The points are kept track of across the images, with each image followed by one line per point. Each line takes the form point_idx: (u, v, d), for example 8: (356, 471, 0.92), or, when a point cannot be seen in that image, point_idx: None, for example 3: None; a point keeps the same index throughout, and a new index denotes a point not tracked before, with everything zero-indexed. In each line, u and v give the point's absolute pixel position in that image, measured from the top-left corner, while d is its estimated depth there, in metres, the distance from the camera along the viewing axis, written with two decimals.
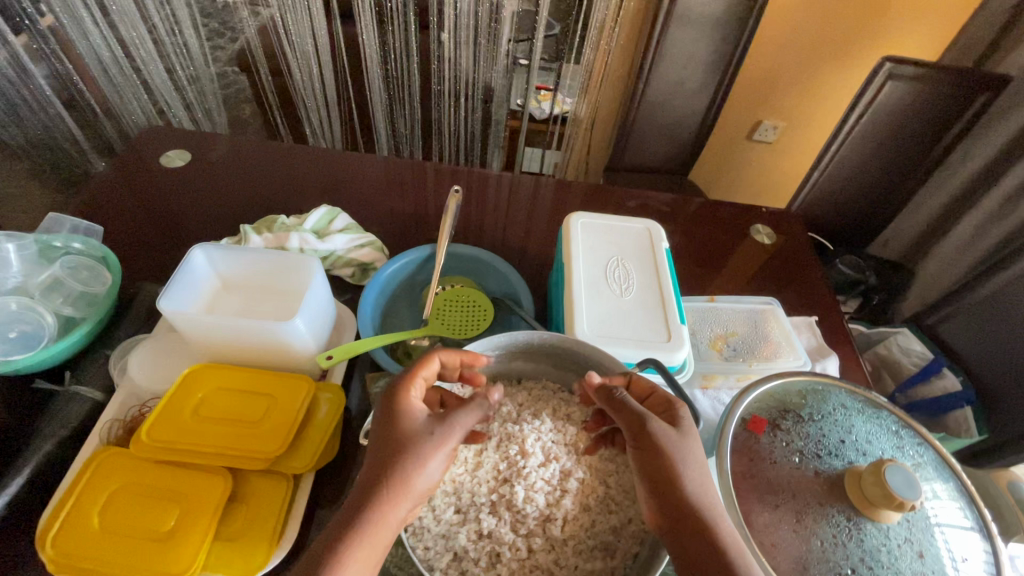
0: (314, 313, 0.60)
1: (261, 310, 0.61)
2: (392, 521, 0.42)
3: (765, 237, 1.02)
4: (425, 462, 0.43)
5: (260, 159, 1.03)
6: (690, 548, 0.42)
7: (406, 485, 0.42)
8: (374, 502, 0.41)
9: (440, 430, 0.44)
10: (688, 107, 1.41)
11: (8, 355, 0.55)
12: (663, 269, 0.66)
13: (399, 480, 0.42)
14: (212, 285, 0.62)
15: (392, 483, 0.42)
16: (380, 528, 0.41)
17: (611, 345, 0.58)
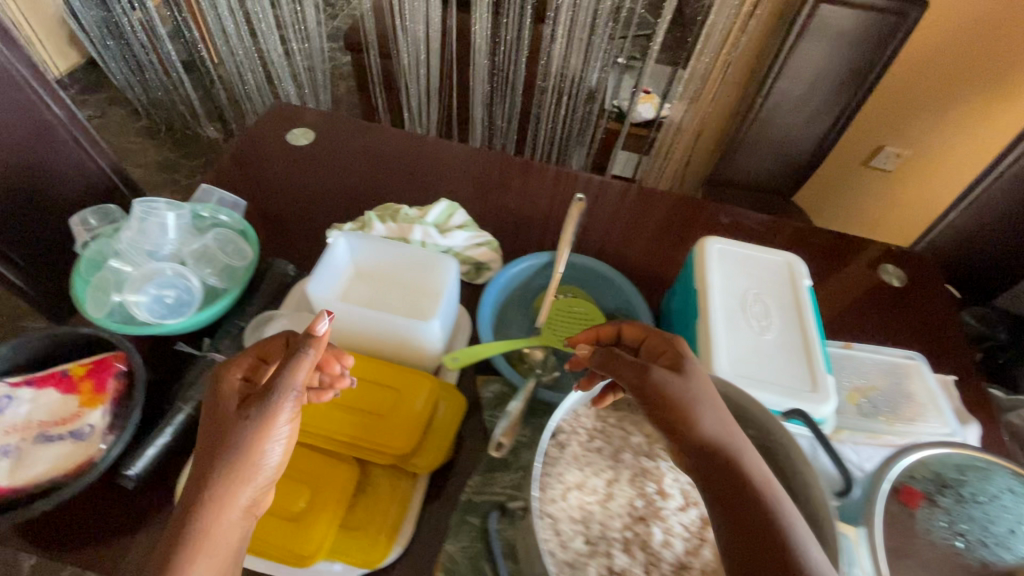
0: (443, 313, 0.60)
1: (391, 303, 0.61)
2: (236, 501, 0.42)
3: (893, 277, 0.91)
4: (248, 446, 0.43)
5: (375, 139, 1.03)
6: (722, 488, 0.40)
7: (227, 467, 0.42)
8: (210, 479, 0.41)
9: (251, 415, 0.43)
10: (807, 130, 1.32)
11: (163, 320, 0.59)
12: (807, 310, 0.62)
13: (226, 460, 0.42)
14: (347, 272, 0.63)
15: (220, 464, 0.41)
16: (226, 508, 0.41)
17: (752, 388, 0.54)
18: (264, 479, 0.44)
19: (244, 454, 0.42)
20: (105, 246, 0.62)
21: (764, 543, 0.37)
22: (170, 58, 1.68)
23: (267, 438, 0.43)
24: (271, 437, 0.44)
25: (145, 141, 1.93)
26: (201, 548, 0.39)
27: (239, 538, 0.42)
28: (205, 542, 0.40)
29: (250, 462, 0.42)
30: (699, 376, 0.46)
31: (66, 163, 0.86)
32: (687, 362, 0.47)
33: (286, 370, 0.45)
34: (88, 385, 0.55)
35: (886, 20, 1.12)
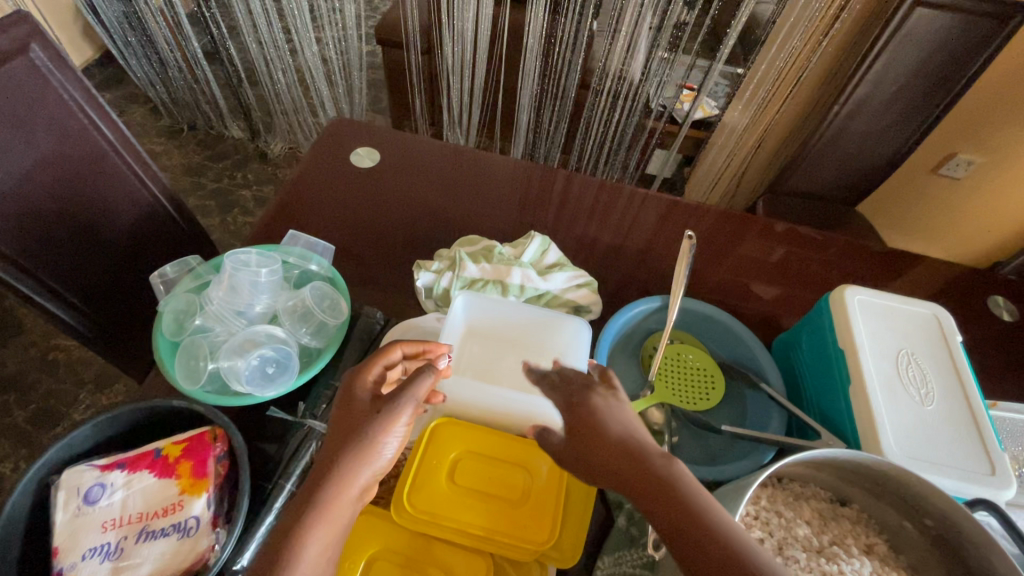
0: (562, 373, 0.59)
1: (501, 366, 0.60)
2: (355, 487, 0.41)
3: (1004, 312, 0.94)
4: (376, 434, 0.42)
5: (440, 158, 0.96)
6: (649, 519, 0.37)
7: (356, 453, 0.41)
8: (341, 461, 0.40)
9: (385, 405, 0.43)
10: (886, 138, 1.22)
11: (260, 386, 0.53)
12: (965, 374, 0.56)
13: (355, 445, 0.41)
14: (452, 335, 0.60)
15: (353, 449, 0.41)
16: (344, 490, 0.40)
17: (928, 472, 0.49)
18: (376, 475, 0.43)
19: (375, 442, 0.42)
20: (190, 299, 0.58)
21: (712, 572, 0.33)
22: (193, 55, 1.58)
23: (394, 429, 0.43)
24: (396, 431, 0.43)
25: (166, 142, 1.84)
26: (317, 522, 0.38)
27: (346, 525, 0.40)
28: (318, 526, 0.38)
29: (370, 452, 0.41)
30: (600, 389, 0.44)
31: (118, 191, 0.79)
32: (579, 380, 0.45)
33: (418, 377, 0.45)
34: (186, 468, 0.50)
35: (984, 23, 1.01)
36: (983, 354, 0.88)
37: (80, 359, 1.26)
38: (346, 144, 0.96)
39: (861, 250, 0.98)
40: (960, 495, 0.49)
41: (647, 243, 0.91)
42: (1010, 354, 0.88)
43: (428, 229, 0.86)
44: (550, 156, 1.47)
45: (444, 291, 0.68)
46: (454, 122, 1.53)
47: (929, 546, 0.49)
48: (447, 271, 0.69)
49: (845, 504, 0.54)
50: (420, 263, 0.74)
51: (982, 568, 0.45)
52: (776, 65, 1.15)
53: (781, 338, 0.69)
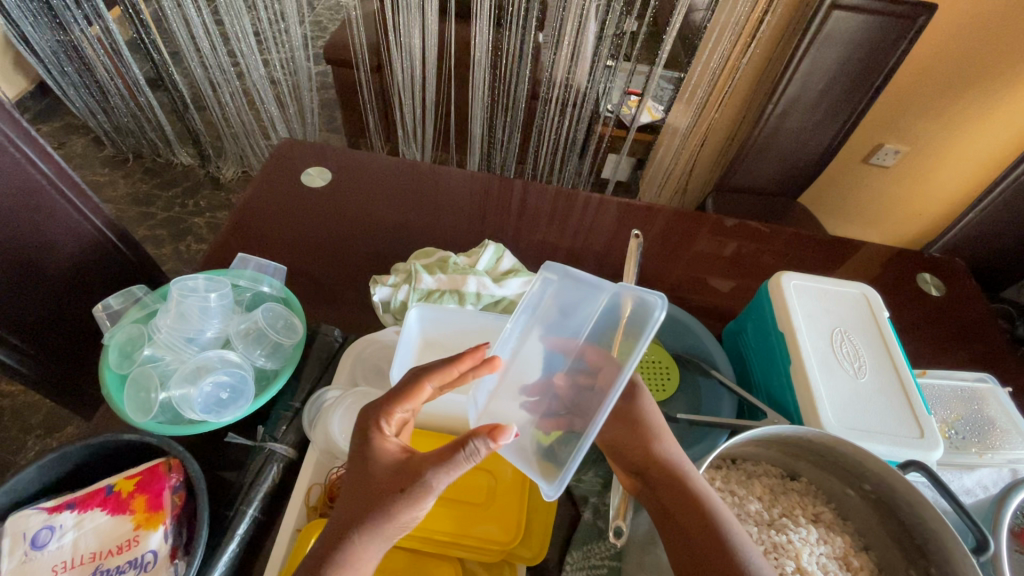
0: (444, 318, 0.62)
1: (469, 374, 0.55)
2: (377, 549, 0.42)
3: (932, 287, 1.00)
4: (403, 509, 0.42)
5: (393, 175, 0.96)
6: (669, 505, 0.47)
7: (382, 528, 0.42)
8: (362, 533, 0.41)
9: (408, 492, 0.42)
10: (818, 132, 1.30)
11: (214, 412, 0.52)
12: (893, 346, 0.61)
13: (382, 516, 0.42)
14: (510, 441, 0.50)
15: (381, 530, 0.41)
16: (364, 556, 0.41)
17: (864, 440, 0.53)
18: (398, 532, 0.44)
19: (399, 518, 0.42)
20: (137, 330, 0.57)
21: (702, 541, 0.44)
22: (134, 80, 1.54)
23: (421, 505, 0.42)
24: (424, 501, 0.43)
25: (111, 173, 1.79)
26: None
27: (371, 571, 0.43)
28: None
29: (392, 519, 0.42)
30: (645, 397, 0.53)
31: (59, 226, 0.76)
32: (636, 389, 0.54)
33: (450, 465, 0.42)
34: (140, 502, 0.48)
35: (895, 23, 1.10)
36: (917, 330, 0.94)
37: (26, 403, 1.20)
38: (295, 165, 0.95)
39: (802, 240, 1.04)
40: (895, 458, 0.52)
41: (602, 245, 0.93)
42: (941, 329, 0.94)
43: (383, 246, 0.86)
44: (506, 165, 1.49)
45: (401, 304, 0.70)
46: (409, 137, 1.54)
47: (871, 509, 0.52)
48: (403, 284, 0.71)
49: (794, 478, 0.56)
50: (378, 277, 0.75)
51: (916, 524, 0.48)
52: (711, 68, 1.21)
53: (729, 327, 0.73)
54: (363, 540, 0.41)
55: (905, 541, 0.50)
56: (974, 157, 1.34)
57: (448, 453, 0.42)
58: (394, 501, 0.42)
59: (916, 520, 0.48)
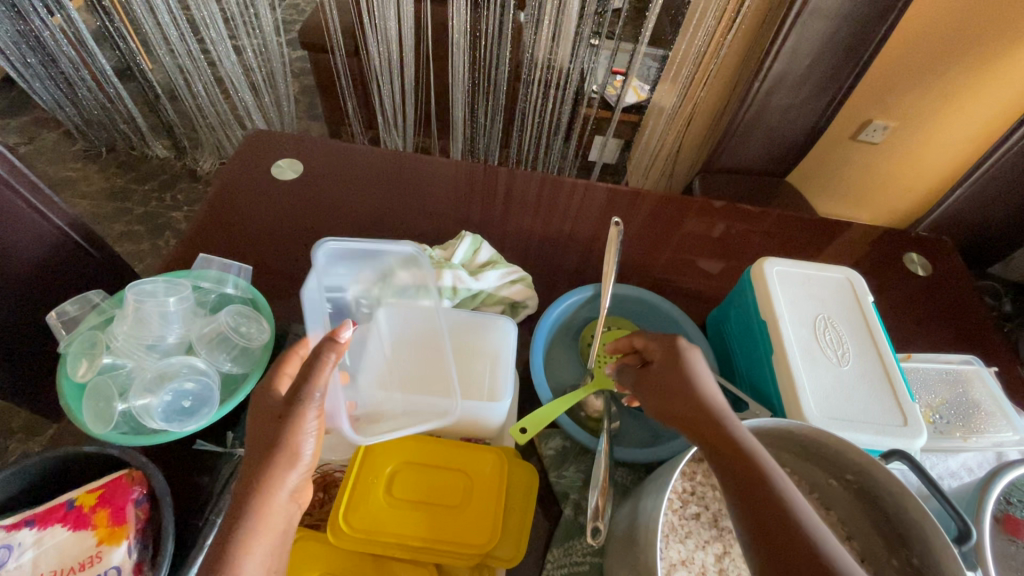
0: (357, 263, 0.60)
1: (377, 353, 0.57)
2: (284, 489, 0.43)
3: (919, 267, 0.99)
4: (288, 441, 0.44)
5: (366, 165, 0.93)
6: (719, 459, 0.43)
7: (276, 456, 0.43)
8: (265, 470, 0.43)
9: (287, 410, 0.44)
10: (805, 109, 1.27)
11: (177, 420, 0.50)
12: (877, 332, 0.59)
13: (280, 457, 0.43)
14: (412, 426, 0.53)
15: (276, 456, 0.43)
16: (273, 496, 0.42)
17: (846, 430, 0.51)
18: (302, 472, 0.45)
19: (290, 443, 0.44)
20: (95, 336, 0.54)
21: (760, 500, 0.39)
22: (101, 71, 1.49)
23: (304, 428, 0.44)
24: (312, 433, 0.45)
25: (84, 167, 1.73)
26: (253, 528, 0.41)
27: (287, 522, 0.43)
28: (256, 539, 0.41)
29: (289, 457, 0.44)
30: (686, 355, 0.51)
31: (17, 228, 0.73)
32: (677, 350, 0.51)
33: (312, 374, 0.45)
34: (102, 516, 0.47)
35: None
36: (903, 310, 0.93)
37: (4, 408, 1.18)
38: (263, 157, 0.92)
39: (788, 221, 1.02)
40: (877, 448, 0.51)
41: (582, 232, 0.91)
42: (927, 309, 0.93)
43: (358, 239, 0.83)
44: (490, 151, 1.46)
45: None
46: (389, 123, 1.49)
47: (852, 497, 0.52)
48: None
49: (778, 468, 0.55)
50: None
51: (897, 515, 0.48)
52: (695, 45, 1.17)
53: (712, 314, 0.71)
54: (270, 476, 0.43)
55: (887, 532, 0.50)
56: (963, 131, 1.32)
57: (308, 366, 0.46)
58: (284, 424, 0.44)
59: (897, 511, 0.48)
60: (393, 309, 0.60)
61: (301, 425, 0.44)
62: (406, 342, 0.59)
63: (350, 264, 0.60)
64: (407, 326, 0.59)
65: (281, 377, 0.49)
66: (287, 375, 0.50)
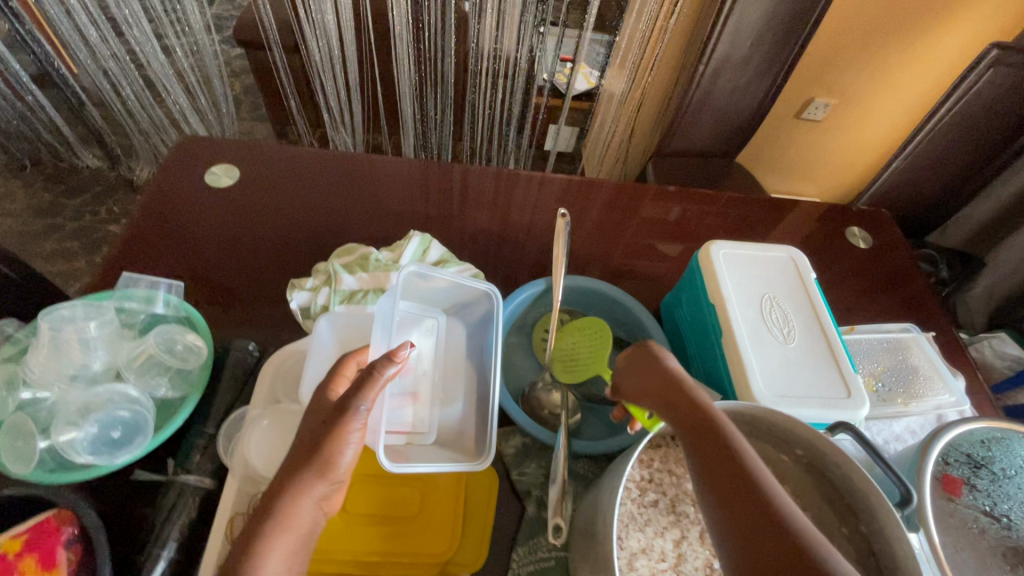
0: (432, 291, 0.64)
1: (427, 379, 0.60)
2: (311, 497, 0.42)
3: (860, 239, 1.03)
4: (331, 449, 0.43)
5: (308, 167, 0.89)
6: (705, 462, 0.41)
7: (314, 462, 0.43)
8: (298, 475, 0.42)
9: (334, 418, 0.44)
10: (749, 91, 1.30)
11: (103, 453, 0.47)
12: (820, 306, 0.61)
13: (313, 465, 0.42)
14: (435, 456, 0.54)
15: (309, 465, 0.42)
16: (299, 500, 0.41)
17: (794, 406, 0.53)
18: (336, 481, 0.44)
19: (328, 451, 0.43)
20: (8, 369, 0.51)
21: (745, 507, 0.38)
22: (16, 78, 1.38)
23: (346, 438, 0.44)
24: (355, 441, 0.45)
25: (6, 183, 1.61)
26: (274, 533, 0.39)
27: (311, 528, 0.42)
28: (278, 539, 0.40)
29: (326, 464, 0.43)
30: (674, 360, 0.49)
31: None
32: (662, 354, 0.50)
33: (363, 388, 0.45)
34: (29, 563, 0.43)
35: None
36: (847, 282, 0.96)
37: None
38: (195, 164, 0.87)
39: (738, 201, 1.04)
40: (823, 421, 0.53)
41: (536, 224, 0.90)
42: (870, 279, 0.97)
43: (304, 245, 0.80)
44: (442, 146, 1.42)
45: (322, 307, 0.65)
46: (336, 121, 1.43)
47: (805, 471, 0.53)
48: (323, 286, 0.66)
49: None
50: (296, 280, 0.70)
51: (845, 485, 0.50)
52: (640, 30, 1.16)
53: (665, 300, 0.72)
54: (303, 482, 0.42)
55: (838, 502, 0.51)
56: (898, 105, 1.38)
57: (366, 376, 0.46)
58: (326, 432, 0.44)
59: (847, 481, 0.49)
60: (448, 340, 0.64)
61: (345, 433, 0.44)
62: (442, 370, 0.61)
63: (425, 290, 0.63)
64: (452, 356, 0.63)
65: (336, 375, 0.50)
66: (347, 378, 0.50)
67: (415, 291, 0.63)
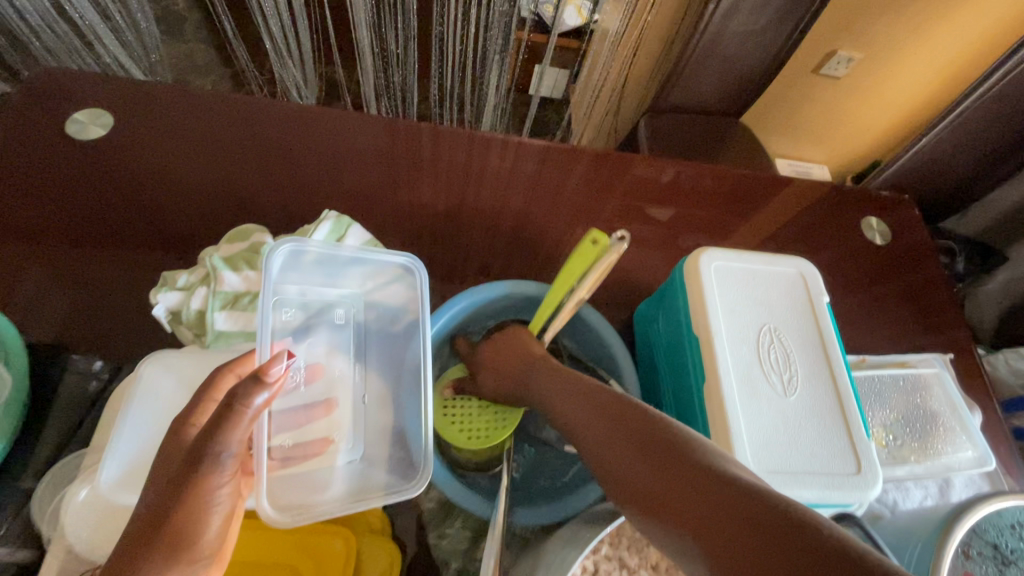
0: (333, 269, 0.53)
1: (342, 383, 0.51)
2: None
3: (877, 235, 0.87)
4: (184, 518, 0.34)
5: (201, 116, 0.69)
6: (653, 475, 0.36)
7: (160, 541, 0.34)
8: (140, 560, 0.33)
9: (182, 476, 0.35)
10: (765, 37, 1.09)
11: None
12: (832, 344, 0.48)
13: (159, 552, 0.34)
14: (349, 482, 0.47)
15: (154, 545, 0.33)
16: None
17: (788, 487, 0.41)
18: (200, 557, 0.35)
19: (179, 523, 0.34)
20: None
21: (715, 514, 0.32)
22: None
23: (208, 494, 0.35)
24: (223, 490, 0.36)
25: None
26: None
27: None
28: None
29: (179, 538, 0.34)
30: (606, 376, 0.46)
31: None
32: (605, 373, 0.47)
33: (224, 428, 0.35)
34: None
35: None
36: (857, 283, 0.81)
37: None
38: (49, 106, 0.66)
39: (741, 174, 0.85)
40: (824, 504, 0.42)
41: (493, 200, 0.74)
42: (885, 281, 0.82)
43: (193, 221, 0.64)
44: None
45: (196, 314, 0.51)
46: (278, 50, 1.01)
47: None
48: (199, 287, 0.51)
49: None
50: (168, 273, 0.55)
51: None
52: None
53: (639, 312, 0.59)
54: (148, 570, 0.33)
55: None
56: (934, 63, 1.18)
57: (223, 413, 0.35)
58: (169, 501, 0.34)
59: None
60: (366, 331, 0.54)
61: (206, 493, 0.35)
62: (363, 370, 0.52)
63: (323, 267, 0.52)
64: (376, 352, 0.54)
65: (205, 402, 0.40)
66: (216, 402, 0.40)
67: (310, 270, 0.51)
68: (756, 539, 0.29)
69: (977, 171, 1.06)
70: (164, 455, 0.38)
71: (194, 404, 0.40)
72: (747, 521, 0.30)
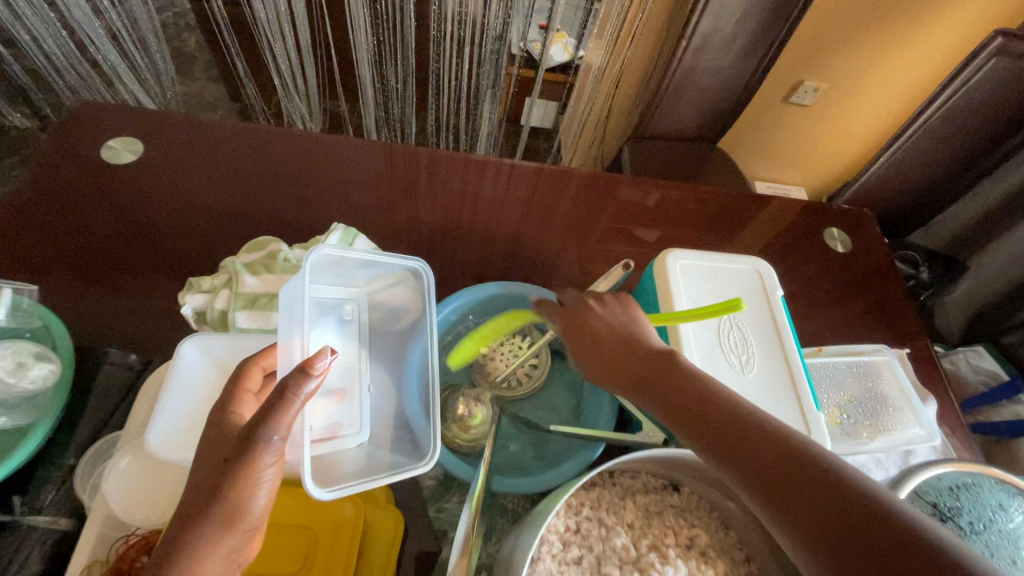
0: (347, 270, 0.56)
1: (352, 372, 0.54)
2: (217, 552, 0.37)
3: (838, 243, 0.94)
4: (238, 495, 0.38)
5: (223, 144, 0.77)
6: (700, 426, 0.42)
7: (211, 518, 0.37)
8: (198, 528, 0.37)
9: (234, 455, 0.39)
10: (735, 70, 1.20)
11: None
12: (785, 329, 0.54)
13: (211, 525, 0.37)
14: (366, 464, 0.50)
15: (211, 518, 0.37)
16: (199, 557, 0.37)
17: None
18: (248, 529, 0.39)
19: (232, 500, 0.38)
20: None
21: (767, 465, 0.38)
22: None
23: (259, 472, 0.39)
24: (269, 469, 0.39)
25: None
26: None
27: None
28: None
29: (231, 511, 0.38)
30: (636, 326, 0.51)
31: None
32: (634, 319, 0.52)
33: (273, 415, 0.39)
34: None
35: None
36: (825, 289, 0.88)
37: None
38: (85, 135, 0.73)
39: (711, 192, 0.94)
40: None
41: (487, 216, 0.81)
42: (850, 287, 0.89)
43: (214, 236, 0.70)
44: None
45: (220, 313, 0.57)
46: (287, 85, 1.09)
47: (756, 525, 0.46)
48: (222, 289, 0.58)
49: (677, 488, 0.51)
50: (191, 279, 0.61)
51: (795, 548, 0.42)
52: None
53: None
54: (202, 539, 0.37)
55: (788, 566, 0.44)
56: (891, 91, 1.29)
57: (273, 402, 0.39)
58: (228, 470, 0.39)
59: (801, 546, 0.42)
60: (372, 326, 0.58)
61: (254, 475, 0.39)
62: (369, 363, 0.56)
63: (336, 268, 0.55)
64: (380, 346, 0.58)
65: (239, 393, 0.45)
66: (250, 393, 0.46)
67: (325, 271, 0.54)
68: (805, 493, 0.36)
69: (936, 188, 1.15)
70: (210, 439, 0.42)
71: (232, 394, 0.45)
72: (794, 472, 0.37)
